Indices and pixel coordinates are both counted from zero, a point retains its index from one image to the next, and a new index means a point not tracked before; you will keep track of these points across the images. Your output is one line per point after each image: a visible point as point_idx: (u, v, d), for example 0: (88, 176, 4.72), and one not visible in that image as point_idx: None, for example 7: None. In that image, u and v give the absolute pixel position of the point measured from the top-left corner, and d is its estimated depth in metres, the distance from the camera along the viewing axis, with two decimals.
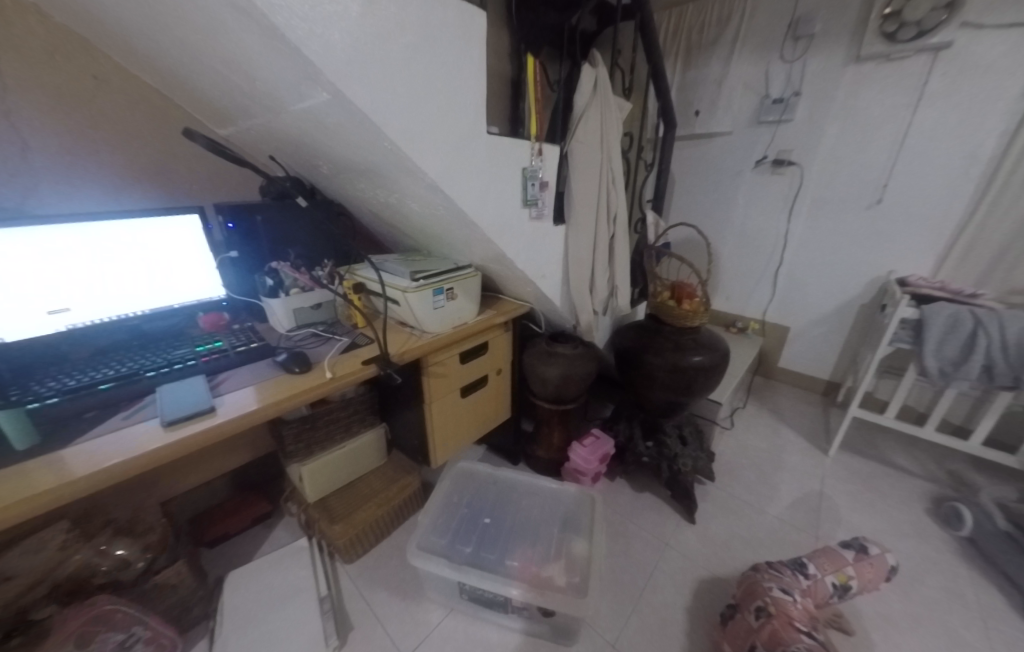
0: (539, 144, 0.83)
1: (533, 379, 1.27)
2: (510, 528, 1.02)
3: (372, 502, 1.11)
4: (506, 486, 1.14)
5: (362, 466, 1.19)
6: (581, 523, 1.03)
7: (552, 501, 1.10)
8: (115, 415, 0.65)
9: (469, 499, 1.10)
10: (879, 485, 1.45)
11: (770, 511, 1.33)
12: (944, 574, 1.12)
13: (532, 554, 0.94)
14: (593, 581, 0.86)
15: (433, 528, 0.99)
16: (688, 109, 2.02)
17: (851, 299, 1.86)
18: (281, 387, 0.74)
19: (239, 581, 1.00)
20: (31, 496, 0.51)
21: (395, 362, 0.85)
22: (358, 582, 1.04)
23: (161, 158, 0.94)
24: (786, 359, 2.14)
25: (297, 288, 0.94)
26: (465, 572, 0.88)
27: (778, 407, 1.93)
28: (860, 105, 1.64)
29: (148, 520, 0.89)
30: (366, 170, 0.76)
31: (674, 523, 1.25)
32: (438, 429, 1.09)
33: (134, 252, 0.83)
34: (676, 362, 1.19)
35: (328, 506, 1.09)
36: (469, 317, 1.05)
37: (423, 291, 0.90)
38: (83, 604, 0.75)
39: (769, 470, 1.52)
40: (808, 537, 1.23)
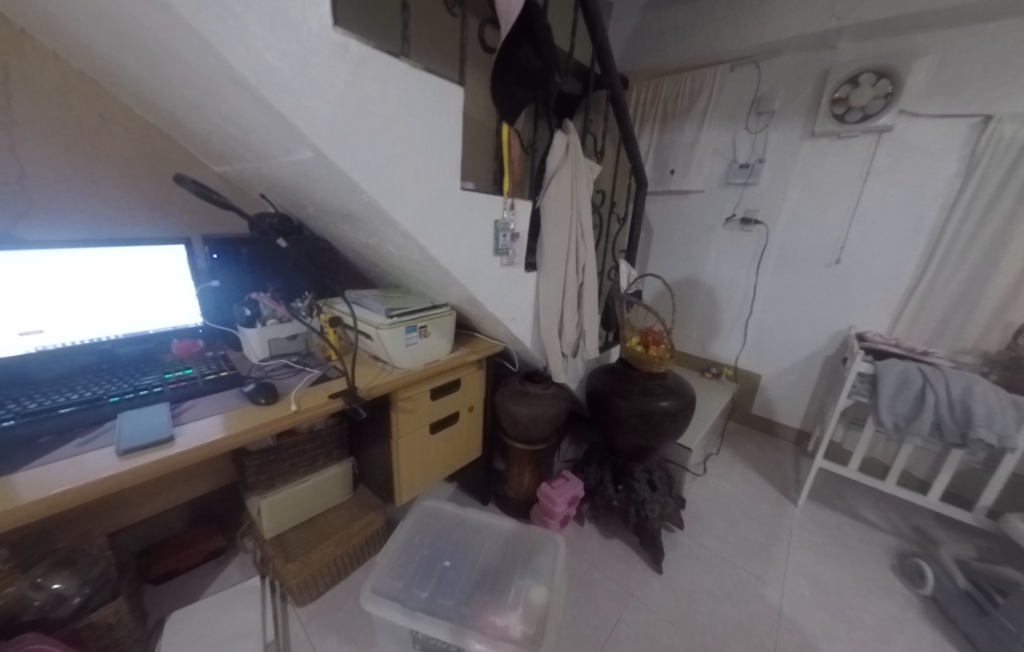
0: (512, 199, 0.90)
1: (505, 418, 1.29)
2: (470, 574, 1.00)
3: (332, 541, 1.09)
4: (469, 527, 1.13)
5: (325, 501, 1.17)
6: (543, 570, 1.01)
7: (516, 545, 1.09)
8: (70, 442, 0.65)
9: (431, 540, 1.08)
10: (845, 539, 1.46)
11: (738, 562, 1.32)
12: (908, 635, 1.12)
13: (490, 602, 0.92)
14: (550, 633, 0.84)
15: (391, 570, 0.97)
16: (664, 168, 2.19)
17: (817, 351, 1.94)
18: (244, 418, 0.75)
19: (181, 621, 0.96)
20: None
21: (362, 397, 0.87)
22: (309, 627, 0.99)
23: (155, 191, 0.99)
24: (758, 407, 2.18)
25: (274, 318, 0.98)
26: (419, 620, 0.86)
27: (750, 455, 1.96)
28: (817, 175, 1.80)
29: (91, 551, 0.86)
30: (348, 215, 0.82)
31: (640, 572, 1.24)
32: (404, 465, 1.09)
33: (113, 278, 0.86)
34: (644, 406, 1.22)
35: (285, 542, 1.06)
36: (442, 354, 1.08)
37: (396, 328, 0.93)
38: (11, 640, 0.71)
39: (739, 520, 1.52)
40: (775, 591, 1.22)
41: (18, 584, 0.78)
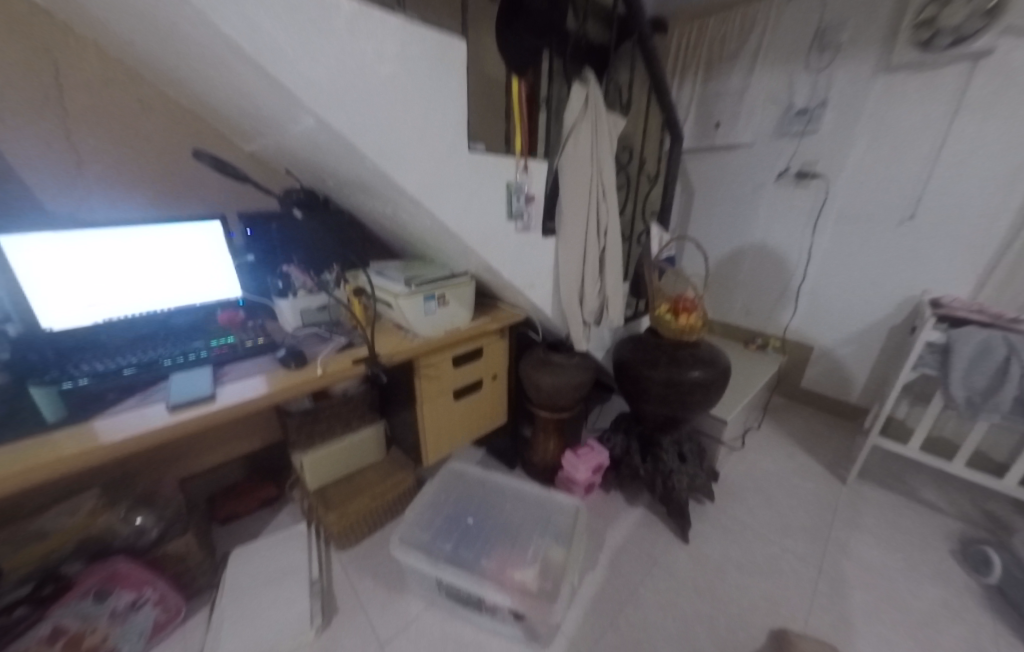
0: (525, 160, 0.86)
1: (529, 386, 1.30)
2: (491, 531, 1.04)
3: (367, 495, 1.18)
4: (493, 488, 1.17)
5: (362, 459, 1.26)
6: (562, 532, 1.03)
7: (537, 507, 1.11)
8: (131, 398, 0.75)
9: (456, 499, 1.13)
10: (899, 521, 1.35)
11: (772, 538, 1.27)
12: (963, 623, 1.03)
13: (509, 558, 0.96)
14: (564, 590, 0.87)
15: (418, 523, 1.04)
16: (708, 121, 2.00)
17: (881, 319, 1.75)
18: (276, 380, 0.81)
19: (242, 556, 1.10)
20: (53, 459, 0.60)
21: (383, 363, 0.91)
22: (349, 569, 1.10)
23: (194, 171, 1.06)
24: (809, 380, 2.03)
25: (305, 289, 1.03)
26: (442, 569, 0.91)
27: (795, 430, 1.84)
28: (891, 117, 1.56)
29: (165, 494, 1.00)
30: (362, 183, 0.83)
31: (665, 541, 1.23)
32: (429, 428, 1.14)
33: (158, 255, 0.95)
34: (672, 376, 1.17)
35: (326, 494, 1.17)
36: (463, 322, 1.10)
37: (414, 297, 0.95)
38: (102, 562, 0.87)
39: (777, 496, 1.45)
40: (811, 568, 1.17)
41: (108, 516, 0.91)
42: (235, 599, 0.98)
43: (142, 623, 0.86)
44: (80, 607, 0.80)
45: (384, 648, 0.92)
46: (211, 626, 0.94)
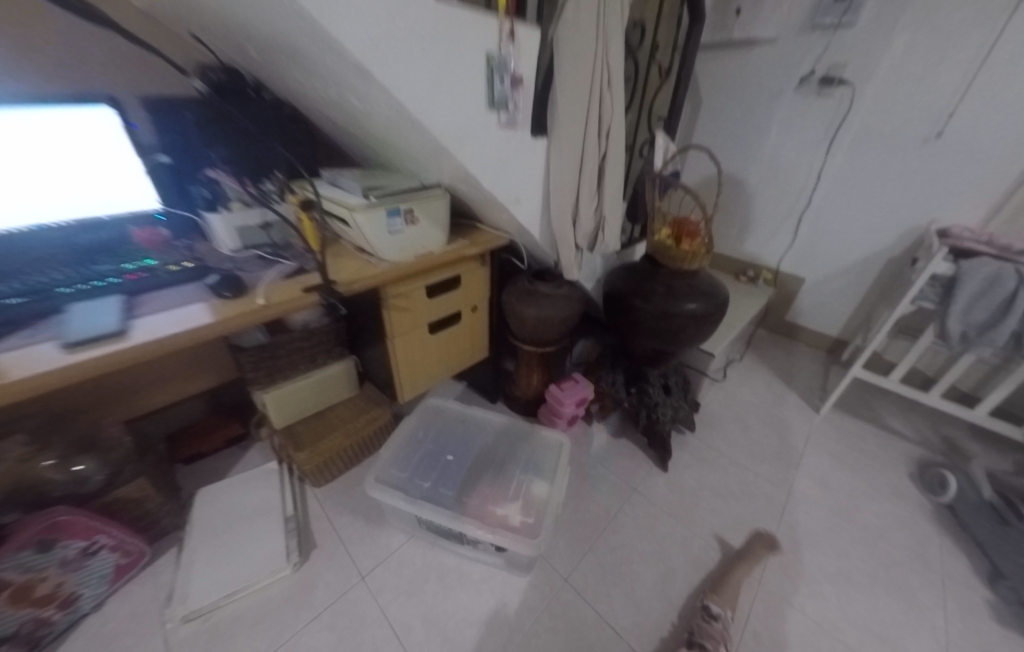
0: (512, 22, 0.65)
1: (512, 318, 1.19)
2: (473, 468, 1.00)
3: (340, 431, 1.11)
4: (475, 424, 1.12)
5: (332, 396, 1.18)
6: (546, 466, 1.00)
7: (521, 442, 1.08)
8: (16, 334, 0.60)
9: (435, 435, 1.08)
10: (865, 446, 1.41)
11: (747, 463, 1.30)
12: (914, 537, 1.11)
13: (492, 494, 0.93)
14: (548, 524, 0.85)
15: (395, 461, 0.99)
16: (728, 7, 1.67)
17: (880, 250, 1.68)
18: (207, 313, 0.67)
19: (209, 497, 1.05)
20: None
21: (340, 292, 0.77)
22: (325, 504, 1.07)
23: (65, 33, 0.79)
24: (795, 312, 2.01)
25: (240, 202, 0.85)
26: (421, 508, 0.88)
27: (775, 362, 1.85)
28: (945, 5, 1.32)
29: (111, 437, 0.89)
30: (290, 47, 0.61)
31: (646, 469, 1.24)
32: (403, 364, 1.05)
33: (36, 147, 0.70)
34: (666, 308, 1.08)
35: (295, 433, 1.10)
36: (436, 245, 0.95)
37: (375, 212, 0.79)
38: (41, 512, 0.76)
39: (754, 424, 1.48)
40: (781, 491, 1.22)
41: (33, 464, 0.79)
42: (207, 540, 0.95)
43: (105, 566, 0.83)
44: (20, 559, 0.72)
45: (366, 578, 0.92)
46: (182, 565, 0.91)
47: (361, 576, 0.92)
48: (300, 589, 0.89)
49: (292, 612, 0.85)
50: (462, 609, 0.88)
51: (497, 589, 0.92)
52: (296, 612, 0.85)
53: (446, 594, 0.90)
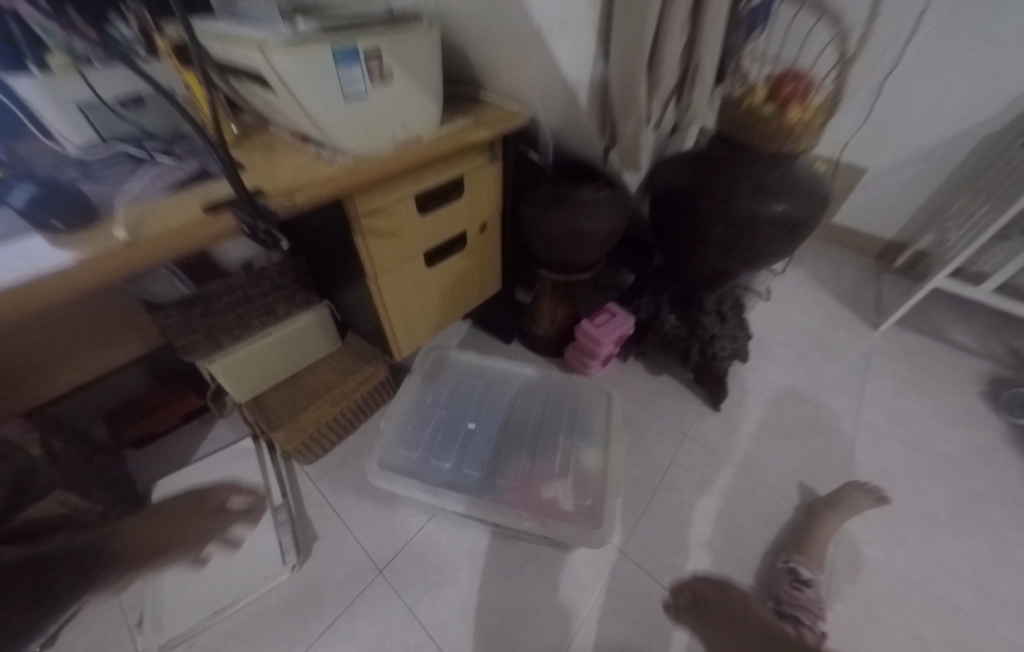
0: None
1: (533, 238, 0.88)
2: (502, 437, 0.79)
3: (324, 399, 0.87)
4: (496, 377, 0.89)
5: (307, 355, 0.91)
6: (593, 428, 0.80)
7: (558, 397, 0.86)
8: None
9: (447, 396, 0.85)
10: (929, 364, 1.26)
11: (806, 395, 1.14)
12: (995, 466, 0.99)
13: (532, 471, 0.73)
14: (609, 505, 0.67)
15: (401, 438, 0.77)
16: None
17: (977, 125, 1.30)
18: (25, 265, 0.35)
19: (168, 491, 0.84)
20: None
21: (273, 213, 0.45)
22: (321, 485, 0.87)
23: None
24: (845, 212, 1.71)
25: (67, 54, 0.48)
26: (446, 501, 0.68)
27: (822, 273, 1.61)
28: None
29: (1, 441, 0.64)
30: None
31: (695, 410, 1.07)
32: (394, 312, 0.77)
33: None
34: (748, 212, 0.78)
35: (266, 406, 0.85)
36: (424, 126, 0.60)
37: (309, 50, 0.43)
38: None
39: (807, 348, 1.28)
40: (846, 424, 1.07)
41: None
42: (226, 486, 0.85)
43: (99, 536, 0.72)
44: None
45: (384, 572, 0.76)
46: (219, 483, 0.86)
47: (379, 569, 0.76)
48: (306, 594, 0.73)
49: (302, 620, 0.70)
50: (506, 597, 0.74)
51: (544, 569, 0.78)
52: (307, 621, 0.70)
53: (485, 582, 0.76)
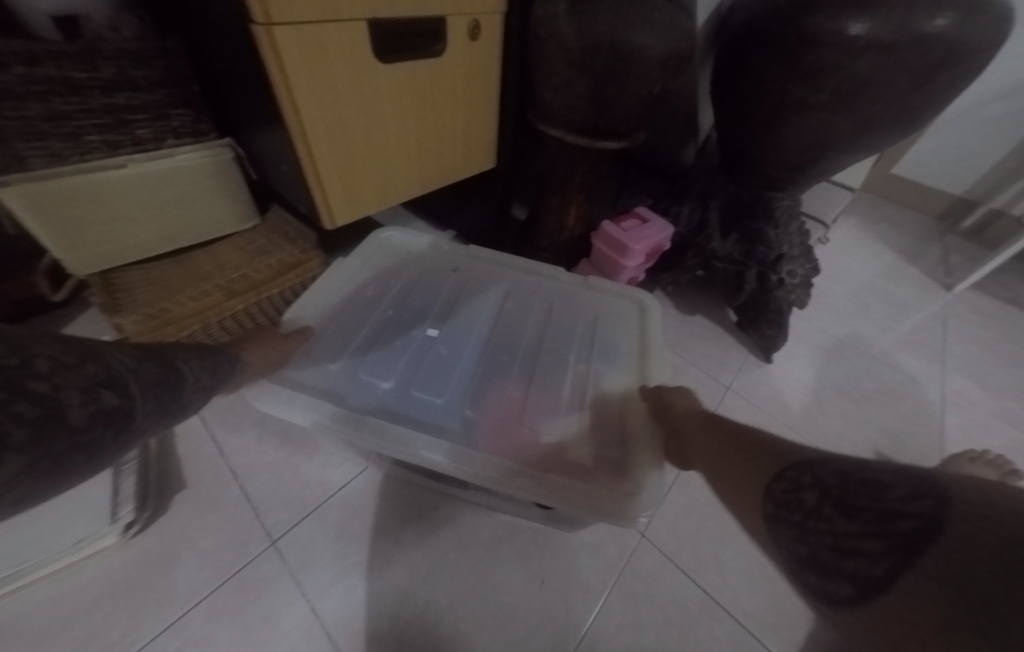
0: None
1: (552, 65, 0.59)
2: (482, 353, 0.51)
3: (216, 282, 0.58)
4: (477, 277, 0.60)
5: (201, 221, 0.61)
6: (620, 349, 0.53)
7: (570, 307, 0.58)
8: None
9: (399, 296, 0.57)
10: (1017, 333, 1.02)
11: (878, 354, 0.88)
12: None
13: (525, 403, 0.46)
14: (645, 456, 0.41)
15: (317, 342, 0.49)
16: None
17: None
18: None
19: None
20: None
21: None
22: (205, 412, 0.59)
23: None
24: (907, 162, 1.45)
25: None
26: (374, 438, 0.41)
27: (878, 228, 1.35)
28: None
29: None
30: None
31: (738, 359, 0.81)
32: (318, 132, 0.47)
33: None
34: (898, 25, 0.48)
35: (124, 286, 0.56)
36: None
37: None
38: None
39: (872, 302, 1.03)
40: (931, 392, 0.82)
41: None
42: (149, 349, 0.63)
43: None
44: None
45: (280, 544, 0.49)
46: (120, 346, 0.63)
47: (274, 540, 0.49)
48: (149, 571, 0.46)
49: (128, 613, 0.43)
50: (469, 592, 0.48)
51: (526, 551, 0.52)
52: (135, 617, 0.43)
53: (435, 571, 0.49)
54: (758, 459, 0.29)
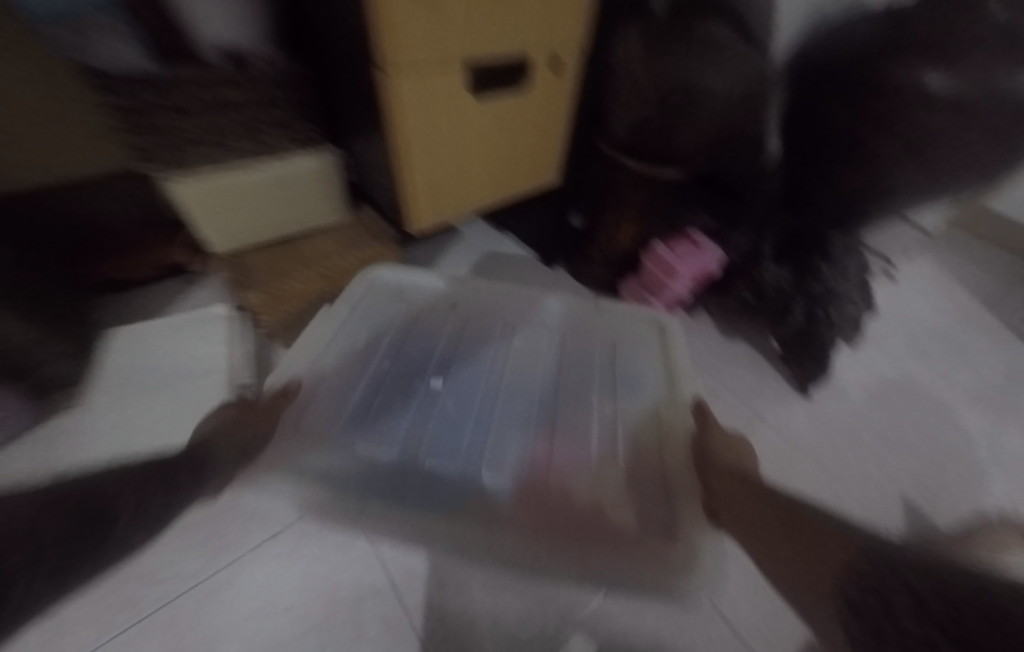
0: None
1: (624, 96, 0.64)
2: (486, 405, 0.53)
3: (314, 269, 0.70)
4: (476, 316, 0.63)
5: (306, 215, 0.72)
6: (642, 380, 0.55)
7: (582, 356, 0.58)
8: None
9: (396, 341, 0.58)
10: None
11: (930, 405, 0.85)
12: None
13: (550, 457, 0.47)
14: (692, 511, 0.40)
15: (310, 406, 0.48)
16: None
17: None
18: None
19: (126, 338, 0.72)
20: None
21: None
22: None
23: None
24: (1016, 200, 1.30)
25: None
26: (408, 515, 0.39)
27: (967, 271, 1.24)
28: None
29: None
30: None
31: (773, 389, 0.82)
32: (416, 152, 0.56)
33: None
34: None
35: (247, 265, 0.69)
36: None
37: None
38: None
39: (939, 351, 0.97)
40: (984, 452, 0.79)
41: None
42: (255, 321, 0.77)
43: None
44: None
45: None
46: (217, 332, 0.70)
47: None
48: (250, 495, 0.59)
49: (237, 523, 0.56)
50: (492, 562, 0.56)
51: None
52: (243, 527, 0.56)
53: None
54: (822, 563, 0.31)
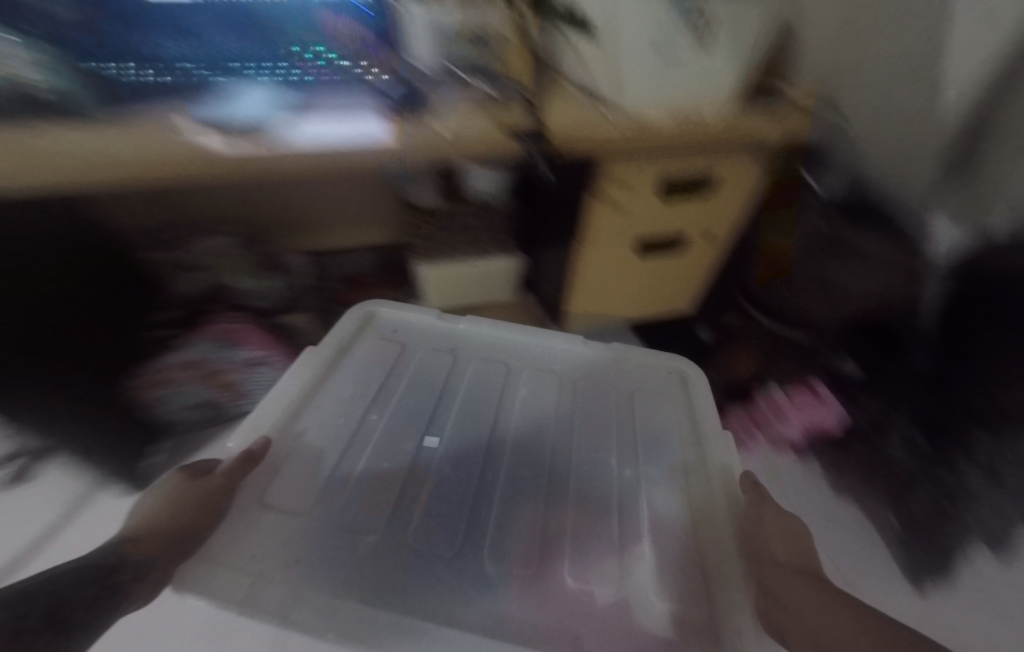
0: None
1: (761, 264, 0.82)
2: (488, 465, 0.62)
3: None
4: (469, 355, 0.77)
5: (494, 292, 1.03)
6: (660, 444, 0.65)
7: (600, 434, 0.67)
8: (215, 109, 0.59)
9: (381, 395, 0.70)
10: None
11: None
12: None
13: (547, 527, 0.54)
14: (724, 591, 0.47)
15: (273, 482, 0.57)
16: None
17: None
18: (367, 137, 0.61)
19: None
20: (136, 171, 0.54)
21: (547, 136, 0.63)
22: None
23: None
24: None
25: None
26: (388, 608, 0.46)
27: None
28: None
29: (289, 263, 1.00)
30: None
31: None
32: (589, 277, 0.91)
33: None
34: None
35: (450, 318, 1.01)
36: None
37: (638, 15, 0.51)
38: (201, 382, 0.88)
39: None
40: None
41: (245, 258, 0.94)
42: None
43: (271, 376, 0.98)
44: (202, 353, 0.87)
45: None
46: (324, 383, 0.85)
47: None
48: None
49: None
50: None
51: None
52: None
53: None
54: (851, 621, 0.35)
